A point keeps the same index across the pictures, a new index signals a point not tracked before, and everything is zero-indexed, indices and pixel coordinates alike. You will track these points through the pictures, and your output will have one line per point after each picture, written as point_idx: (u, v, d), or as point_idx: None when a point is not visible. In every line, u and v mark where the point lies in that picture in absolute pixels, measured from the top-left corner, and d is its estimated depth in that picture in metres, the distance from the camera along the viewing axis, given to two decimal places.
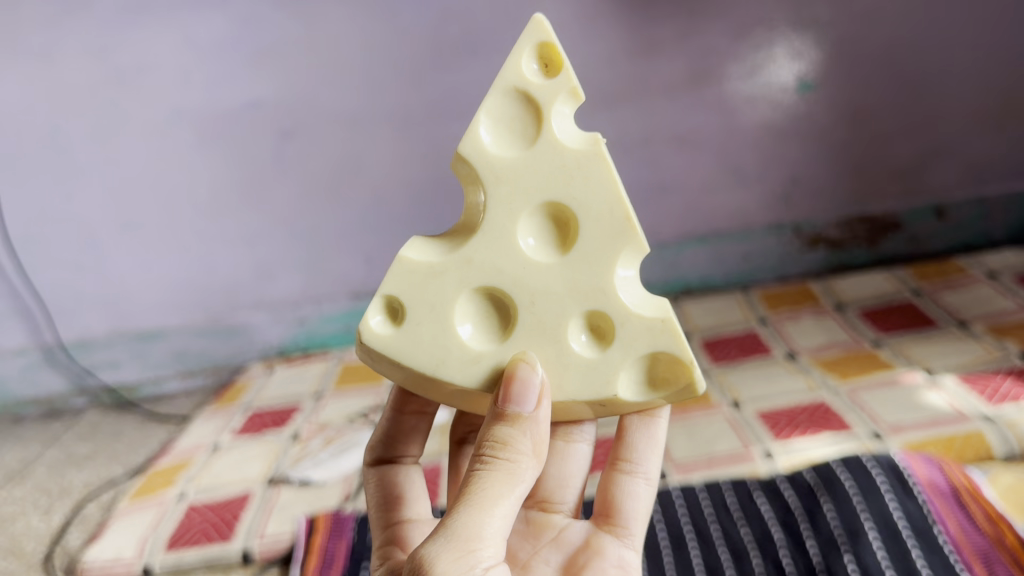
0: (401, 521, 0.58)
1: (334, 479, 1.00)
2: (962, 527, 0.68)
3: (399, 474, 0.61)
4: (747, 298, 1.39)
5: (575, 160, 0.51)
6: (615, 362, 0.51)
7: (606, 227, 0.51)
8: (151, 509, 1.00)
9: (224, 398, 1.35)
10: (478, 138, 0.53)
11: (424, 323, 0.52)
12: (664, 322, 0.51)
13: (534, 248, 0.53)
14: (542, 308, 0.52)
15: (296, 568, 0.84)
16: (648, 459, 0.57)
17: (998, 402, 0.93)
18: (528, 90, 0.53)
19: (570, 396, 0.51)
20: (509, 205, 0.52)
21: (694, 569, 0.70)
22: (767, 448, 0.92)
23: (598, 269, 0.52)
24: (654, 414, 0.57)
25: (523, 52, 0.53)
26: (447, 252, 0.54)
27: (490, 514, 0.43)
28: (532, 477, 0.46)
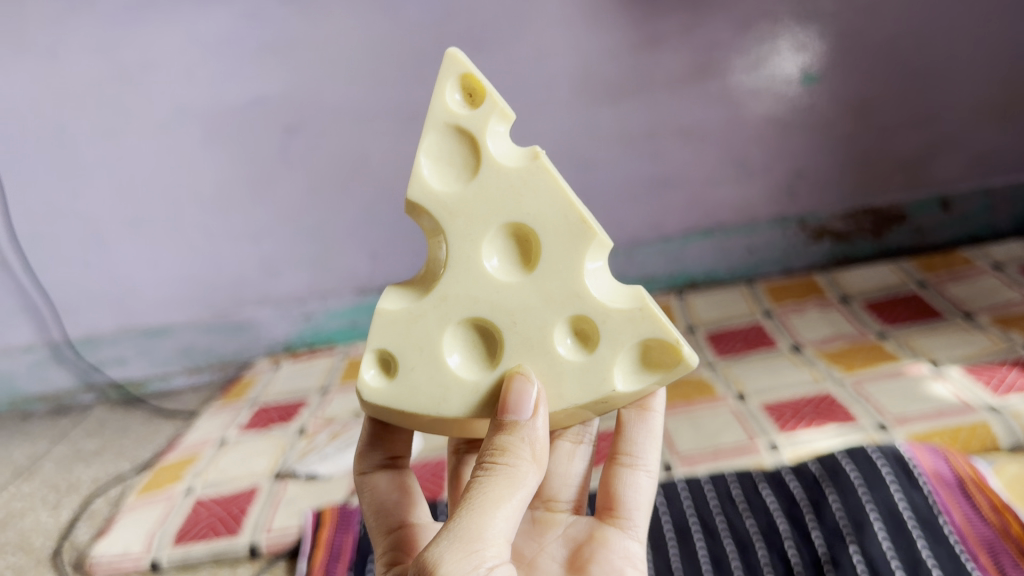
0: (399, 528, 0.56)
1: (341, 473, 1.00)
2: (968, 517, 0.67)
3: (394, 480, 0.59)
4: (752, 291, 1.39)
5: (518, 179, 0.52)
6: (605, 360, 0.52)
7: (564, 235, 0.51)
8: (159, 504, 1.00)
9: (230, 394, 1.35)
10: (423, 181, 0.53)
11: (416, 367, 0.53)
12: (642, 309, 0.51)
13: (501, 269, 0.54)
14: (526, 329, 0.52)
15: (303, 563, 0.84)
16: (647, 452, 0.57)
17: (1004, 393, 0.92)
18: (458, 123, 0.53)
19: (571, 403, 0.52)
20: (468, 234, 0.53)
21: (700, 560, 0.70)
22: (773, 440, 0.92)
23: (566, 277, 0.52)
24: (649, 408, 0.58)
25: (443, 87, 0.53)
26: (422, 297, 0.55)
27: (492, 516, 0.43)
28: (535, 483, 0.46)
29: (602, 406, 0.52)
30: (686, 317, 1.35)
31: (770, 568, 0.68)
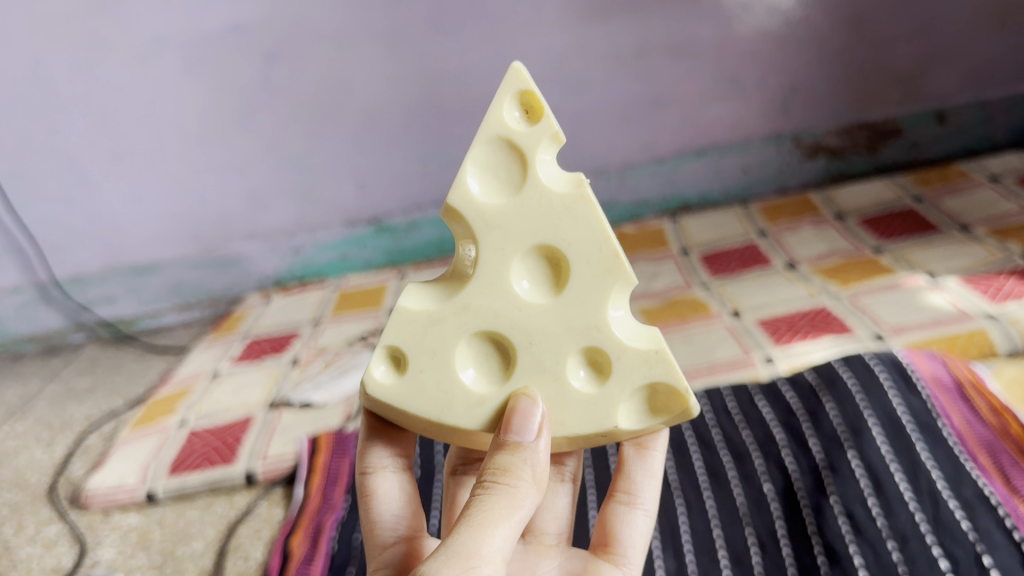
0: (397, 541, 0.48)
1: (335, 400, 1.00)
2: (966, 420, 0.66)
3: (397, 484, 0.51)
4: (745, 211, 1.37)
5: (562, 204, 0.48)
6: (614, 395, 0.48)
7: (595, 268, 0.48)
8: (153, 437, 1.00)
9: (221, 328, 1.34)
10: (466, 190, 0.50)
11: (425, 369, 0.49)
12: (657, 352, 0.48)
13: (528, 290, 0.50)
14: (543, 351, 0.49)
15: (300, 487, 0.84)
16: (643, 488, 0.55)
17: (1001, 301, 0.92)
18: (510, 137, 0.49)
19: (571, 432, 0.48)
20: (500, 250, 0.49)
21: (697, 474, 0.71)
22: (768, 353, 0.91)
23: (593, 305, 0.48)
24: (647, 447, 0.55)
25: (503, 100, 0.50)
26: (444, 299, 0.51)
27: (491, 535, 0.40)
28: (531, 508, 0.43)
29: (599, 437, 0.49)
30: (679, 239, 1.34)
31: (768, 478, 0.68)
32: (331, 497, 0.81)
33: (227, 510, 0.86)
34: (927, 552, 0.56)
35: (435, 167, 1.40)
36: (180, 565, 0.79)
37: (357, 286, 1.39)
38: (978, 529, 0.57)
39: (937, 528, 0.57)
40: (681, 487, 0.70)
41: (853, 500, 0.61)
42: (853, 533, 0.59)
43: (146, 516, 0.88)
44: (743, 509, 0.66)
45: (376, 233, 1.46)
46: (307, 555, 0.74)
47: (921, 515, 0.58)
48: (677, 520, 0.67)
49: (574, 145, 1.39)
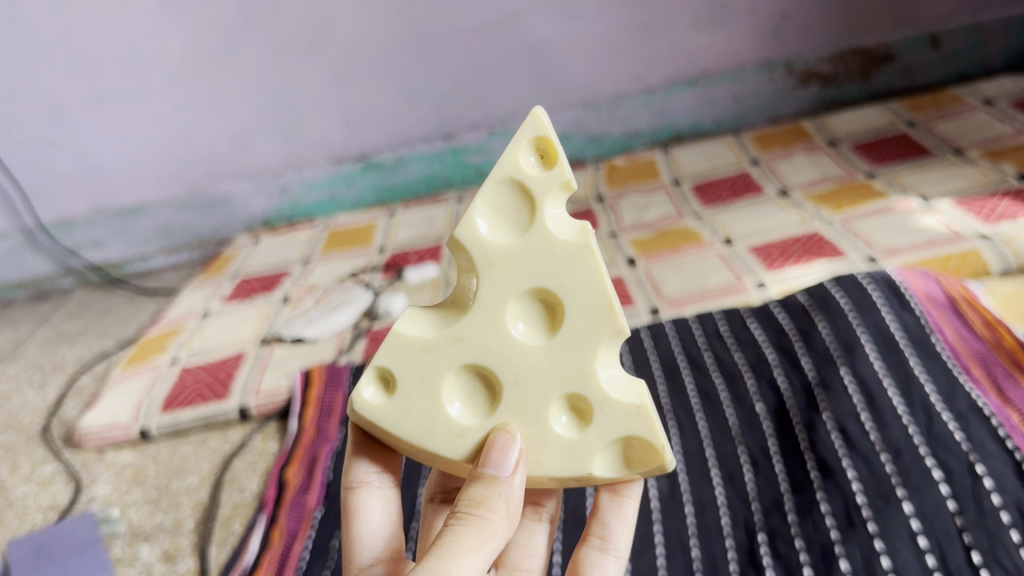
0: (376, 562, 0.44)
1: (327, 334, 0.99)
2: (960, 335, 0.65)
3: (382, 501, 0.47)
4: (738, 140, 1.36)
5: (565, 253, 0.43)
6: (593, 443, 0.44)
7: (588, 319, 0.43)
8: (144, 375, 0.99)
9: (211, 269, 1.32)
10: (472, 226, 0.45)
11: (413, 395, 0.45)
12: (641, 407, 0.43)
13: (523, 332, 0.45)
14: (529, 392, 0.44)
15: (295, 420, 0.84)
16: (619, 536, 0.48)
17: (996, 222, 0.91)
18: (522, 180, 0.44)
19: (547, 474, 0.44)
20: (499, 289, 0.44)
21: (689, 397, 0.72)
22: (760, 278, 0.91)
23: (584, 351, 0.44)
24: (622, 494, 0.48)
25: (520, 142, 0.45)
26: (439, 327, 0.46)
27: (460, 563, 0.36)
28: (502, 543, 0.39)
29: (576, 483, 0.45)
30: (671, 170, 1.32)
31: (759, 398, 0.68)
32: (326, 429, 0.81)
33: (221, 445, 0.86)
34: (920, 463, 0.55)
35: (421, 102, 1.38)
36: (175, 499, 0.80)
37: (346, 225, 1.38)
38: (972, 440, 0.55)
39: (930, 439, 0.56)
40: (674, 409, 0.71)
41: (846, 415, 0.61)
42: (846, 447, 0.59)
43: (140, 453, 0.88)
44: (735, 429, 0.66)
45: (364, 170, 1.44)
46: (303, 485, 0.75)
47: (915, 428, 0.57)
48: (671, 441, 0.68)
49: (564, 77, 1.36)
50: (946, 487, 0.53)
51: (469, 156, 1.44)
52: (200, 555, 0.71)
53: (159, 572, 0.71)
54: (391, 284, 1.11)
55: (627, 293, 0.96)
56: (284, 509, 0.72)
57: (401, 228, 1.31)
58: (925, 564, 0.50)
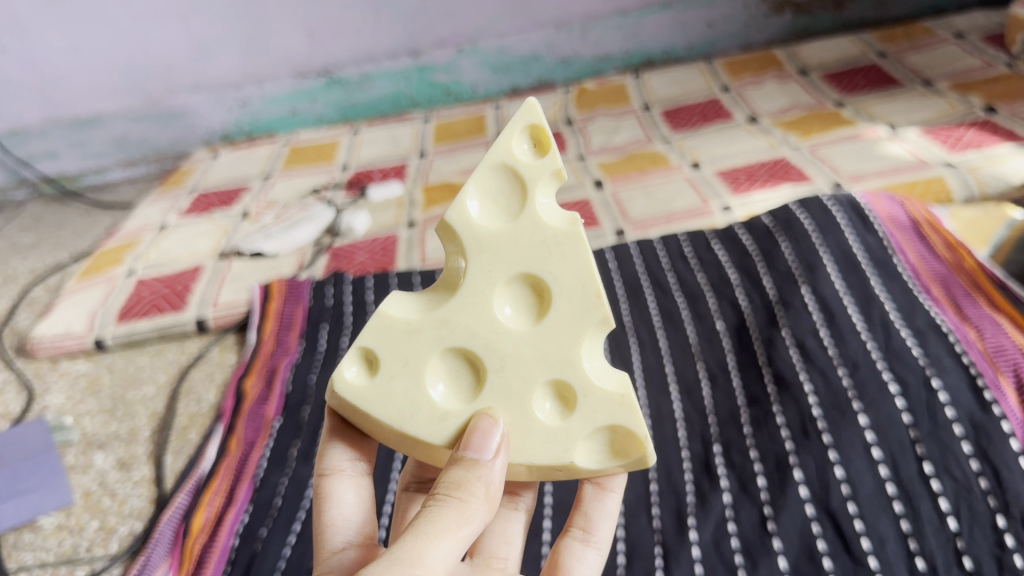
0: (347, 546, 0.39)
1: (288, 251, 0.97)
2: (921, 256, 0.65)
3: (354, 488, 0.42)
4: (709, 66, 1.33)
5: (555, 238, 0.40)
6: (575, 433, 0.40)
7: (575, 306, 0.41)
8: (100, 286, 0.97)
9: (168, 182, 1.29)
10: (462, 210, 0.42)
11: (395, 376, 0.41)
12: (625, 396, 0.41)
13: (512, 318, 0.42)
14: (514, 377, 0.41)
15: (253, 332, 0.83)
16: (601, 526, 0.45)
17: (961, 151, 0.92)
18: (513, 166, 0.42)
19: (527, 463, 0.40)
20: (488, 273, 0.41)
21: (651, 314, 0.73)
22: (725, 202, 0.90)
23: (570, 338, 0.41)
24: (606, 486, 0.45)
25: (514, 128, 0.42)
26: (427, 308, 0.43)
27: (436, 543, 0.33)
28: (479, 528, 0.36)
29: (555, 473, 0.41)
30: (640, 95, 1.30)
31: (720, 316, 0.69)
32: (286, 340, 0.81)
33: (178, 357, 0.85)
34: (877, 376, 0.54)
35: (388, 17, 1.33)
36: (131, 409, 0.78)
37: (308, 141, 1.34)
38: (929, 355, 0.54)
39: (887, 354, 0.56)
40: (635, 327, 0.72)
41: (805, 331, 0.61)
42: (803, 362, 0.59)
43: (95, 363, 0.86)
44: (695, 345, 0.67)
45: (327, 86, 1.41)
46: (262, 396, 0.74)
47: (873, 344, 0.57)
48: (631, 357, 0.69)
49: None
50: (901, 401, 0.52)
51: (436, 75, 1.41)
52: (156, 463, 0.70)
53: (114, 479, 0.70)
54: (354, 202, 1.09)
55: (592, 215, 0.95)
56: (242, 418, 0.72)
57: (365, 146, 1.28)
58: (878, 475, 0.50)
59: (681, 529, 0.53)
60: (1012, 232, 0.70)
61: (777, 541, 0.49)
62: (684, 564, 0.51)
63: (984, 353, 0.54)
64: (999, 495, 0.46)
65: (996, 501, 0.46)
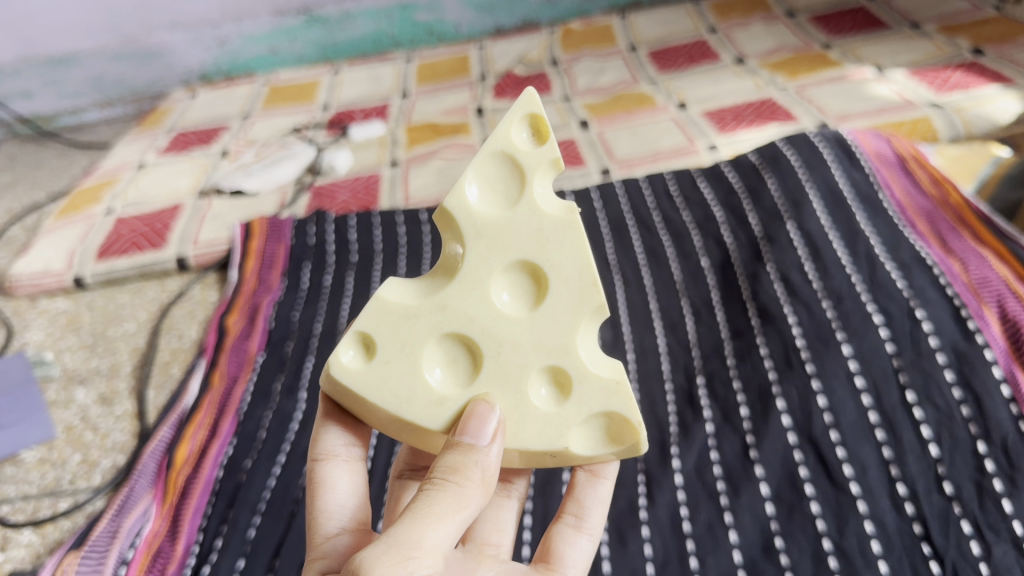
0: (342, 531, 0.36)
1: (268, 189, 0.96)
2: (907, 192, 0.65)
3: (349, 473, 0.39)
4: (696, 8, 1.32)
5: (553, 226, 0.39)
6: (570, 419, 0.39)
7: (570, 293, 0.39)
8: (78, 224, 0.95)
9: (145, 122, 1.27)
10: (460, 196, 0.40)
11: (391, 361, 0.39)
12: (619, 383, 0.39)
13: (509, 305, 0.40)
14: (511, 363, 0.39)
15: (234, 271, 0.82)
16: (595, 513, 0.43)
17: (948, 92, 0.91)
18: (512, 153, 0.40)
19: (521, 448, 0.38)
20: (484, 260, 0.39)
21: (636, 252, 0.72)
22: (712, 141, 0.90)
23: (566, 324, 0.39)
24: (599, 472, 0.43)
25: (512, 116, 0.41)
26: (422, 293, 0.41)
27: (433, 527, 0.31)
28: (475, 514, 0.34)
29: (549, 459, 0.40)
30: (626, 36, 1.28)
31: (705, 253, 0.68)
32: (268, 279, 0.80)
33: (159, 294, 0.84)
34: (861, 308, 0.55)
35: None
36: (112, 345, 0.78)
37: (288, 81, 1.32)
38: (914, 287, 0.54)
39: (872, 287, 0.56)
40: (619, 264, 0.72)
41: (789, 266, 0.61)
42: (787, 295, 0.59)
43: (75, 301, 0.85)
44: (679, 282, 0.67)
45: (307, 25, 1.38)
46: (244, 332, 0.74)
47: (857, 277, 0.57)
48: (616, 294, 0.69)
49: None
50: (885, 331, 0.53)
51: (418, 14, 1.39)
52: (138, 398, 0.70)
53: (95, 413, 0.69)
54: (335, 141, 1.07)
55: (577, 154, 0.94)
56: (224, 353, 0.71)
57: (346, 85, 1.26)
58: (861, 404, 0.50)
59: (664, 458, 0.54)
60: (998, 169, 0.70)
61: (759, 468, 0.50)
62: (667, 491, 0.51)
63: (969, 284, 0.54)
64: (980, 423, 0.47)
65: (977, 428, 0.47)
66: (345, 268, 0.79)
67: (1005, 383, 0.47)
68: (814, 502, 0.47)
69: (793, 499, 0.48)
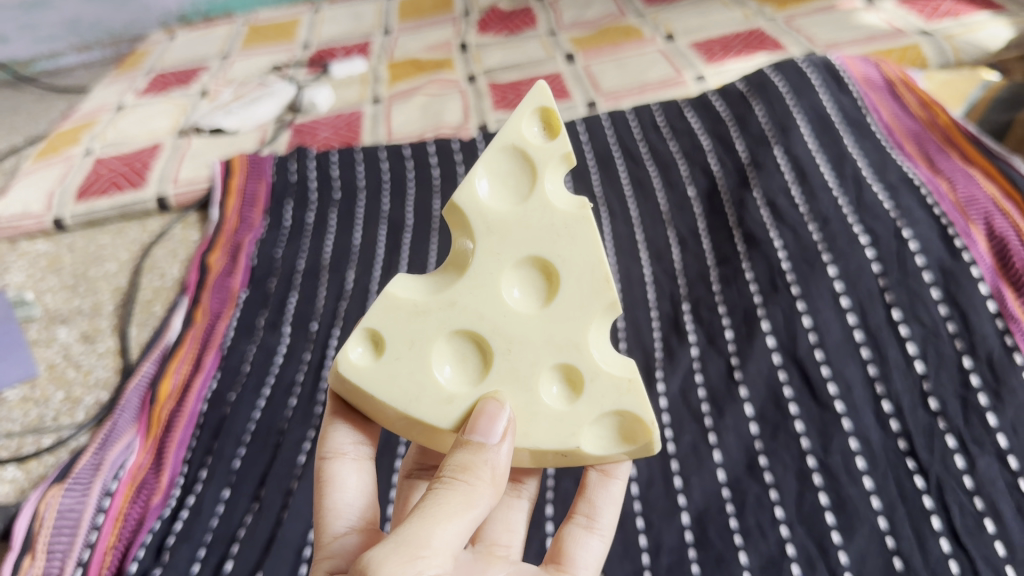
0: (350, 530, 0.35)
1: (248, 128, 0.94)
2: (895, 115, 0.64)
3: (358, 472, 0.38)
4: None
5: (564, 222, 0.37)
6: (581, 417, 0.37)
7: (581, 290, 0.37)
8: (57, 166, 0.94)
9: (124, 64, 1.24)
10: (470, 191, 0.38)
11: (401, 359, 0.37)
12: (631, 380, 0.37)
13: (519, 302, 0.38)
14: (522, 361, 0.37)
15: (215, 208, 0.79)
16: (606, 513, 0.41)
17: (938, 19, 0.90)
18: (523, 148, 0.38)
19: (531, 447, 0.37)
20: (494, 256, 0.37)
21: (622, 184, 0.71)
22: (699, 72, 0.89)
23: (577, 320, 0.37)
24: (611, 472, 0.41)
25: (523, 109, 0.39)
26: (432, 288, 0.39)
27: (442, 525, 0.30)
28: (485, 513, 0.33)
29: (561, 458, 0.38)
30: None
31: (691, 182, 0.68)
32: (249, 217, 0.78)
33: (140, 235, 0.83)
34: (847, 230, 0.54)
35: None
36: (93, 285, 0.77)
37: (268, 20, 1.29)
38: (900, 208, 0.53)
39: (858, 209, 0.55)
40: (605, 197, 0.71)
41: (775, 190, 0.60)
42: (774, 220, 0.58)
43: (56, 243, 0.84)
44: (665, 211, 0.67)
45: None
46: (227, 269, 0.72)
47: (844, 199, 0.56)
48: (601, 225, 0.68)
49: None
50: (871, 251, 0.52)
51: None
52: (120, 335, 0.69)
53: (78, 351, 0.69)
54: (317, 79, 1.05)
55: (563, 87, 0.93)
56: (207, 289, 0.70)
57: (327, 24, 1.24)
58: (846, 323, 0.50)
59: (649, 383, 0.54)
60: (987, 92, 0.69)
61: (743, 389, 0.50)
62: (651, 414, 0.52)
63: (956, 204, 0.53)
64: (966, 338, 0.46)
65: (963, 343, 0.46)
66: (329, 204, 0.77)
67: (991, 299, 0.47)
68: (798, 421, 0.47)
69: (777, 419, 0.48)
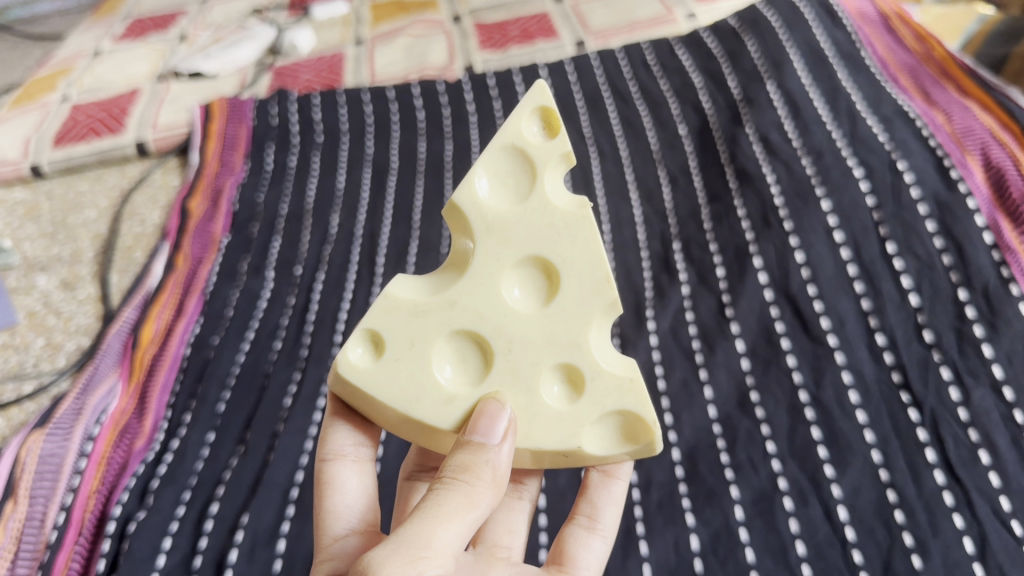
0: (349, 533, 0.34)
1: (228, 72, 0.92)
2: (889, 49, 0.63)
3: (359, 474, 0.37)
4: None
5: (565, 221, 0.35)
6: (582, 418, 0.35)
7: (582, 288, 0.35)
8: (32, 112, 0.91)
9: (100, 10, 1.21)
10: (469, 190, 0.36)
11: (401, 359, 0.35)
12: (633, 380, 0.35)
13: (520, 301, 0.36)
14: (523, 361, 0.35)
15: (194, 153, 0.77)
16: (608, 513, 0.39)
17: None
18: (522, 148, 0.37)
19: (532, 448, 0.35)
20: (494, 255, 0.36)
21: (612, 125, 0.69)
22: (690, 9, 0.87)
23: (579, 319, 0.35)
24: (613, 472, 0.40)
25: (521, 109, 0.37)
26: (432, 288, 0.37)
27: (442, 525, 0.29)
28: (486, 515, 0.31)
29: (561, 459, 0.36)
30: None
31: (683, 120, 0.66)
32: (230, 160, 0.76)
33: (120, 181, 0.81)
34: (841, 162, 0.53)
35: None
36: (73, 233, 0.75)
37: None
38: (895, 140, 0.52)
39: (853, 141, 0.54)
40: (595, 137, 0.69)
41: (768, 125, 0.59)
42: (766, 155, 0.57)
43: (33, 191, 0.82)
44: (656, 150, 0.65)
45: None
46: (208, 215, 0.71)
47: (838, 132, 0.55)
48: (590, 165, 0.66)
49: None
50: (865, 184, 0.51)
51: None
52: (101, 282, 0.68)
53: (58, 299, 0.67)
54: (299, 21, 1.02)
55: (551, 27, 0.90)
56: (187, 233, 0.68)
57: None
58: (839, 257, 0.49)
59: (639, 321, 0.53)
60: (985, 25, 0.67)
61: (735, 326, 0.50)
62: (642, 352, 0.51)
63: (951, 135, 0.52)
64: (961, 270, 0.45)
65: (958, 275, 0.45)
66: (311, 147, 0.75)
67: (987, 230, 0.46)
68: (790, 356, 0.47)
69: (768, 354, 0.47)
